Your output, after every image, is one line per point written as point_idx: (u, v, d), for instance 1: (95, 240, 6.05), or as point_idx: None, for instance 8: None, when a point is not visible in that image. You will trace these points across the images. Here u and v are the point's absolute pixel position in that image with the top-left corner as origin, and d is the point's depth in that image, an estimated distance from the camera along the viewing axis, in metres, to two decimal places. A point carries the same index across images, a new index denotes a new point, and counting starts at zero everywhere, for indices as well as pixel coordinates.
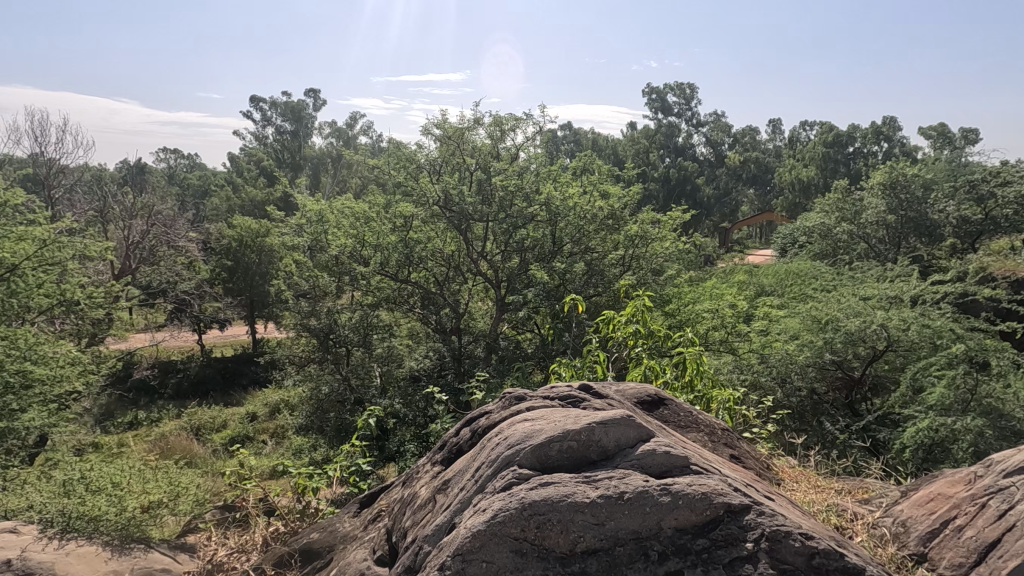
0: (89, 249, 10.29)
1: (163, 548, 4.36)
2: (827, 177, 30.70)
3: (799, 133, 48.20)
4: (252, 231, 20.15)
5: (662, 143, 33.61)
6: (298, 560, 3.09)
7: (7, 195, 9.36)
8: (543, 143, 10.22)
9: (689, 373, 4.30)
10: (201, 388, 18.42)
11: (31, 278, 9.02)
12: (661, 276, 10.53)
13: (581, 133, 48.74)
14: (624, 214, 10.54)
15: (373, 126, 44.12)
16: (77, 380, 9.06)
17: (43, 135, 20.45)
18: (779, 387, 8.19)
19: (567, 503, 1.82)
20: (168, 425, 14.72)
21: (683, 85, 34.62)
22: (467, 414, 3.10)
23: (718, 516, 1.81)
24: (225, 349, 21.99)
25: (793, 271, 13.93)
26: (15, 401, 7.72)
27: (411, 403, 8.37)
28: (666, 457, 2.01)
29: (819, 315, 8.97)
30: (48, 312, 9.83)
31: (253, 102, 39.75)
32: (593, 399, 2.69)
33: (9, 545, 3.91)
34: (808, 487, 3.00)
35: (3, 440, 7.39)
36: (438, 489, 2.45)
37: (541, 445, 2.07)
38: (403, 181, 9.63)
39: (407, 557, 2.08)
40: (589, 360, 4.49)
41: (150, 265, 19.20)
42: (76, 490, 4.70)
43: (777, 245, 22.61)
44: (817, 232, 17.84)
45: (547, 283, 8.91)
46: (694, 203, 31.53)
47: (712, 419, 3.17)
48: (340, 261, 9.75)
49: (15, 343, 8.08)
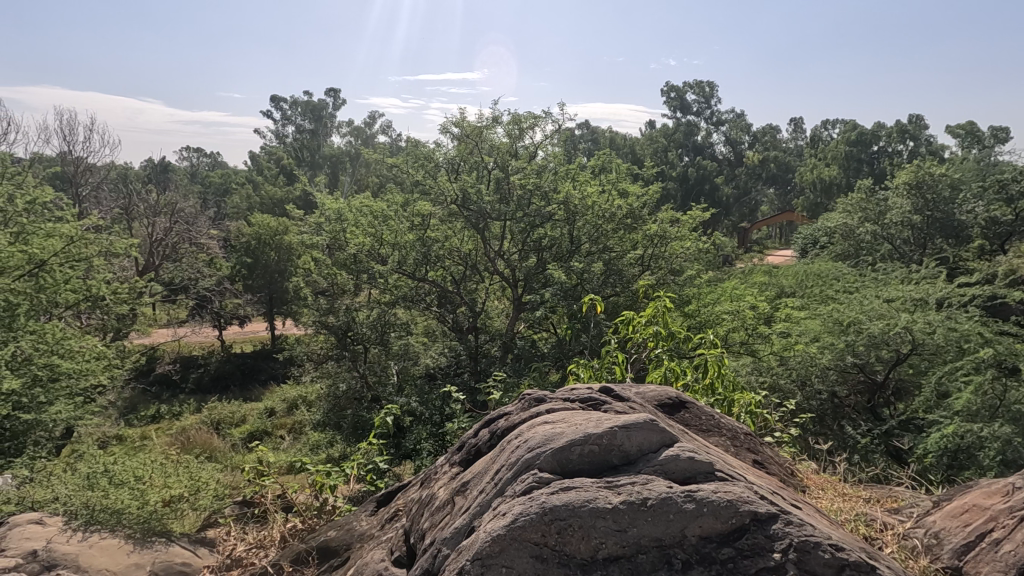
0: (114, 246, 10.48)
1: (184, 542, 4.41)
2: (850, 177, 30.12)
3: (820, 131, 47.41)
4: (270, 229, 20.32)
5: (681, 141, 33.21)
6: (315, 557, 3.10)
7: (37, 193, 9.59)
8: (562, 141, 10.12)
9: (709, 375, 4.16)
10: (221, 383, 18.69)
11: (59, 274, 9.19)
12: (680, 276, 10.39)
13: (598, 132, 48.51)
14: (643, 213, 10.41)
15: (391, 125, 44.45)
16: (102, 373, 9.23)
17: (71, 134, 20.90)
18: (799, 390, 8.03)
19: (588, 509, 1.79)
20: (189, 419, 14.97)
21: (703, 83, 34.25)
22: (485, 414, 3.07)
23: (744, 524, 1.76)
24: (245, 345, 22.30)
25: (814, 272, 13.68)
26: (42, 394, 7.88)
27: (428, 402, 8.39)
28: (691, 463, 1.96)
29: (840, 317, 8.81)
30: (75, 307, 10.04)
31: (274, 102, 40.48)
32: (615, 402, 2.65)
33: (35, 537, 4.02)
34: (834, 494, 2.92)
35: (31, 432, 7.59)
36: (456, 491, 2.43)
37: (561, 448, 2.03)
38: (422, 180, 9.65)
39: (426, 559, 2.06)
40: (607, 361, 4.42)
41: (173, 262, 19.57)
42: (100, 483, 4.77)
43: (798, 245, 22.25)
44: (839, 233, 17.48)
45: (565, 282, 8.83)
46: (713, 202, 31.23)
47: (735, 423, 3.10)
48: (358, 259, 9.80)
49: (44, 338, 8.26)
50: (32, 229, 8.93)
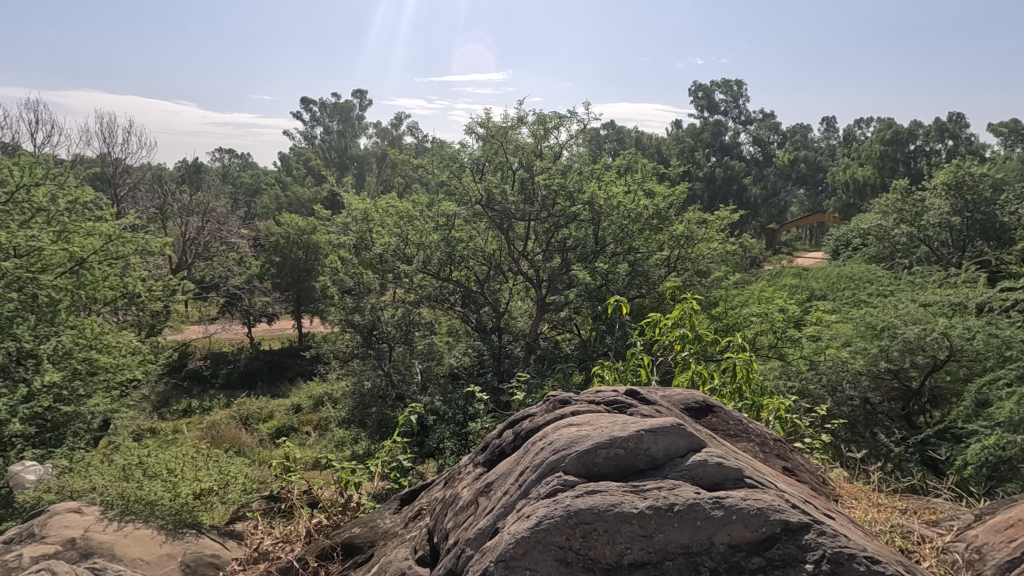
0: (150, 245, 10.82)
1: (213, 534, 4.50)
2: (885, 177, 29.27)
3: (854, 130, 46.21)
4: (299, 229, 20.71)
5: (708, 142, 32.77)
6: (340, 554, 3.16)
7: (78, 193, 9.95)
8: (587, 141, 10.05)
9: (737, 380, 4.07)
10: (250, 379, 19.10)
11: (98, 271, 9.47)
12: (706, 278, 10.27)
13: (623, 132, 48.27)
14: (670, 214, 10.31)
15: (417, 125, 44.85)
16: (137, 368, 9.49)
17: (110, 135, 21.73)
18: (829, 396, 7.92)
19: (613, 513, 1.77)
20: (219, 413, 15.35)
21: (730, 82, 33.66)
22: (509, 416, 3.05)
23: (775, 534, 1.72)
24: (273, 342, 22.77)
25: (846, 275, 13.32)
26: (81, 387, 8.13)
27: (451, 401, 8.44)
28: (719, 469, 1.92)
29: (874, 321, 8.59)
30: (113, 304, 10.38)
31: (304, 104, 41.44)
32: (640, 404, 2.61)
33: (73, 525, 4.16)
34: (868, 504, 2.84)
35: (71, 424, 7.83)
36: (480, 491, 2.42)
37: (586, 450, 2.02)
38: (447, 180, 9.70)
39: (449, 559, 2.06)
40: (632, 364, 4.35)
41: (205, 261, 20.10)
42: (134, 475, 4.93)
43: (830, 246, 21.71)
44: (873, 235, 16.97)
45: (589, 283, 8.75)
46: (741, 203, 30.74)
47: (764, 429, 3.02)
48: (383, 259, 9.92)
49: (84, 332, 8.55)
50: (74, 227, 9.28)
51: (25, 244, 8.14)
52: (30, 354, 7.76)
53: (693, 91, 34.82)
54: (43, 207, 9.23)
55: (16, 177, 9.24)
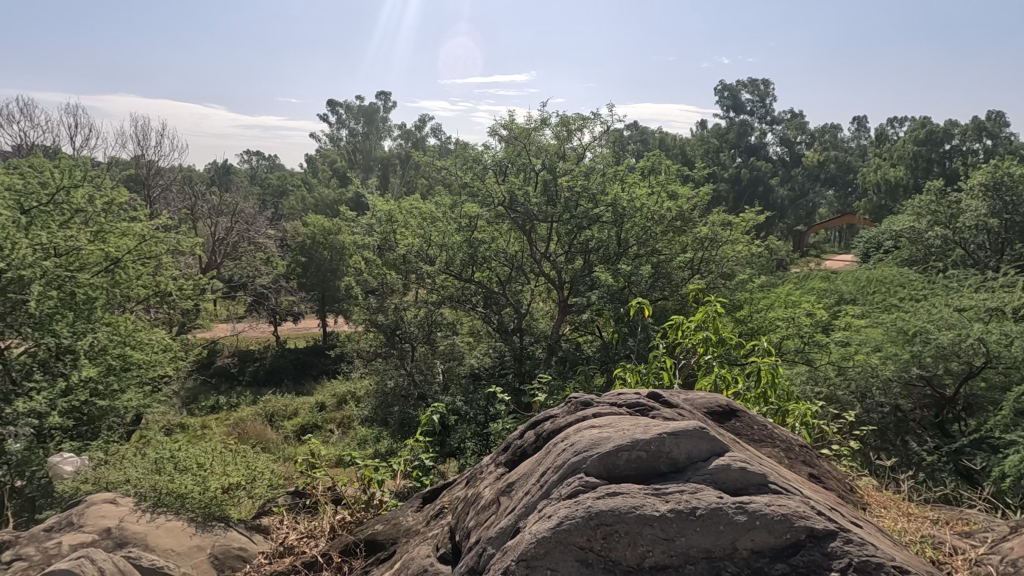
0: (181, 245, 11.15)
1: (241, 527, 4.60)
2: (919, 178, 28.45)
3: (887, 130, 45.02)
4: (324, 229, 21.08)
5: (734, 142, 32.35)
6: (363, 550, 3.21)
7: (114, 195, 10.28)
8: (611, 142, 10.02)
9: (762, 385, 4.03)
10: (275, 377, 19.45)
11: (132, 270, 9.76)
12: (731, 281, 10.11)
13: (647, 133, 47.97)
14: (693, 216, 10.25)
15: (441, 127, 45.22)
16: (168, 364, 9.75)
17: (145, 138, 22.50)
18: (858, 402, 7.71)
19: (635, 515, 1.77)
20: (246, 410, 15.69)
21: (757, 82, 33.13)
22: (531, 416, 3.05)
23: (799, 540, 1.71)
24: (298, 340, 23.16)
25: (876, 278, 13.00)
26: (116, 382, 8.39)
27: (473, 402, 8.48)
28: (742, 474, 1.91)
29: (905, 326, 8.40)
30: (146, 301, 10.69)
31: (331, 107, 42.23)
32: (663, 408, 2.59)
33: (109, 515, 4.30)
34: (898, 514, 2.77)
35: (105, 418, 8.12)
36: (501, 491, 2.44)
37: (608, 453, 2.02)
38: (469, 182, 9.76)
39: (471, 558, 2.08)
40: (655, 367, 4.32)
41: (233, 261, 20.59)
42: (166, 468, 5.09)
43: (861, 249, 21.18)
44: (906, 237, 16.48)
45: (612, 284, 8.73)
46: (767, 204, 30.25)
47: (789, 434, 2.97)
48: (407, 260, 10.00)
49: (118, 329, 8.80)
50: (110, 228, 9.62)
51: (65, 244, 8.44)
52: (68, 350, 8.03)
53: (719, 90, 34.36)
54: (81, 208, 9.59)
55: (56, 180, 9.57)
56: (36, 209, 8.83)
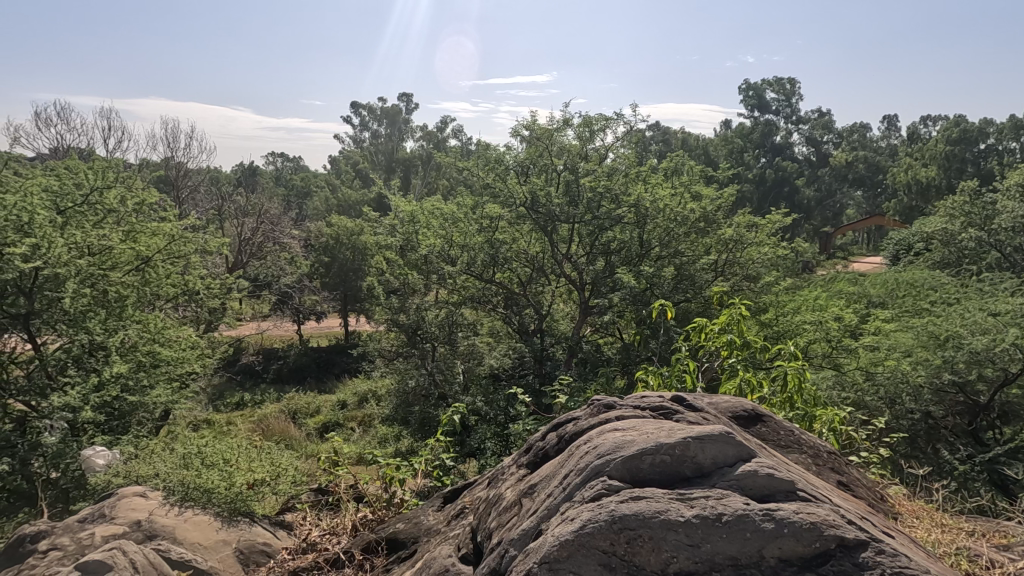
0: (208, 245, 11.40)
1: (265, 523, 4.68)
2: (952, 178, 27.65)
3: (918, 129, 43.82)
4: (347, 230, 21.32)
5: (758, 142, 31.85)
6: (384, 548, 3.23)
7: (145, 195, 10.53)
8: (633, 142, 9.93)
9: (788, 389, 3.92)
10: (299, 375, 19.73)
11: (161, 269, 9.98)
12: (756, 283, 9.94)
13: (669, 133, 47.60)
14: (717, 217, 10.13)
15: (462, 128, 45.36)
16: (195, 362, 9.94)
17: (174, 140, 23.07)
18: (887, 408, 7.55)
19: (659, 521, 1.75)
20: (269, 407, 15.95)
21: (783, 81, 32.55)
22: (552, 418, 3.03)
23: (829, 550, 1.67)
24: (321, 339, 23.51)
25: (906, 281, 12.65)
26: (146, 378, 8.61)
27: (493, 402, 8.50)
28: (769, 480, 1.87)
29: (937, 331, 8.16)
30: (174, 300, 10.93)
31: (355, 109, 42.82)
32: (687, 411, 2.56)
33: (139, 508, 4.41)
34: (932, 524, 2.68)
35: (135, 413, 8.31)
36: (524, 493, 2.43)
37: (631, 457, 2.00)
38: (491, 183, 9.77)
39: (492, 559, 2.08)
40: (676, 370, 4.24)
41: (259, 260, 20.98)
42: (194, 463, 5.21)
43: (890, 251, 20.64)
44: (938, 239, 16.03)
45: (635, 286, 8.69)
46: (792, 205, 29.72)
47: (817, 440, 2.90)
48: (429, 260, 10.05)
49: (148, 327, 9.02)
50: (141, 228, 9.87)
51: (98, 243, 8.66)
52: (100, 347, 8.24)
53: (744, 90, 33.84)
54: (113, 209, 9.85)
55: (90, 180, 9.83)
56: (71, 210, 9.02)
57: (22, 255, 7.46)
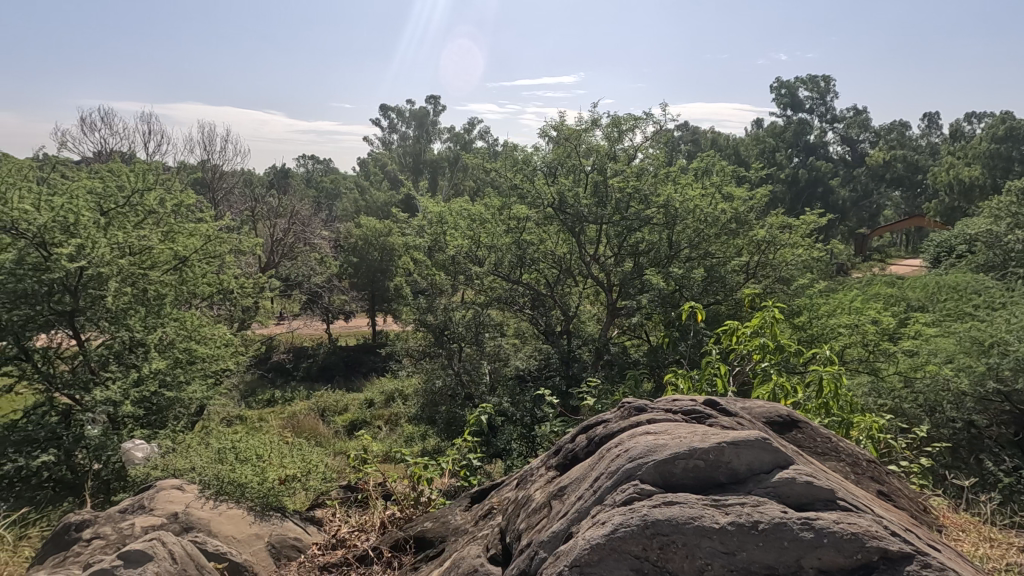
0: (242, 245, 11.69)
1: (296, 518, 4.77)
2: (997, 177, 26.53)
3: (961, 127, 42.19)
4: (376, 231, 21.61)
5: (791, 142, 31.15)
6: (413, 547, 3.26)
7: (183, 197, 10.84)
8: (663, 142, 9.81)
9: (823, 395, 3.80)
10: (328, 373, 20.07)
11: (198, 269, 10.26)
12: (789, 285, 9.71)
13: (698, 133, 46.86)
14: (749, 218, 9.93)
15: (489, 130, 45.51)
16: (230, 359, 10.20)
17: (210, 143, 23.74)
18: (927, 416, 7.22)
19: (692, 527, 1.71)
20: (299, 404, 16.27)
21: (817, 79, 31.71)
22: (581, 421, 3.01)
23: (872, 562, 1.61)
24: (349, 339, 23.87)
25: (948, 284, 12.19)
26: (183, 374, 8.87)
27: (519, 403, 8.51)
28: (808, 488, 1.82)
29: (981, 336, 7.84)
30: (209, 298, 11.24)
31: (383, 111, 43.40)
32: (721, 416, 2.50)
33: (177, 501, 4.55)
34: (979, 539, 2.58)
35: (172, 408, 8.56)
36: (553, 495, 2.41)
37: (664, 461, 1.96)
38: (519, 184, 9.78)
39: (522, 560, 2.07)
40: (707, 373, 4.15)
41: (290, 261, 21.43)
42: (228, 458, 5.34)
43: (931, 253, 19.87)
44: (983, 241, 15.40)
45: (663, 288, 8.62)
46: (827, 206, 28.94)
47: (856, 448, 2.81)
48: (456, 261, 10.09)
49: (185, 325, 9.28)
50: (179, 229, 10.17)
51: (138, 243, 8.96)
52: (140, 343, 8.52)
53: (776, 88, 33.09)
54: (153, 210, 10.19)
55: (131, 183, 10.16)
56: (113, 211, 9.36)
57: (68, 255, 7.77)
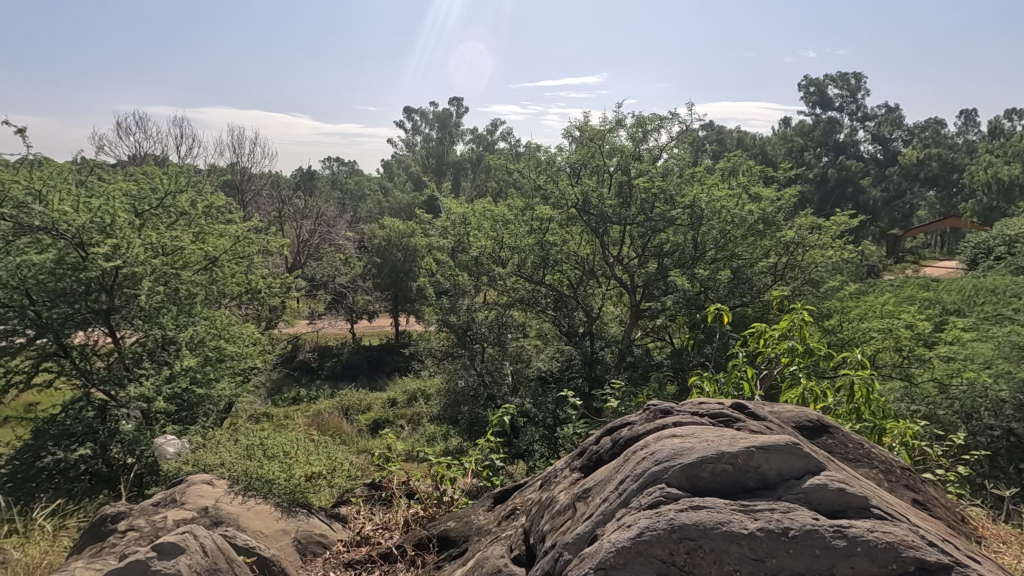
0: (270, 245, 11.92)
1: (321, 515, 4.83)
2: None
3: (1001, 124, 40.69)
4: (399, 232, 21.82)
5: (820, 141, 30.46)
6: (436, 546, 3.28)
7: (213, 198, 11.10)
8: (688, 142, 9.70)
9: (855, 400, 3.72)
10: (351, 372, 20.32)
11: (227, 269, 10.50)
12: (818, 288, 9.49)
13: (724, 133, 46.14)
14: (777, 219, 9.74)
15: (511, 131, 45.55)
16: (257, 357, 10.41)
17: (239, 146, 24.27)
18: (963, 423, 6.93)
19: (721, 532, 1.69)
20: (323, 403, 16.50)
21: (848, 76, 30.97)
22: (606, 422, 2.98)
23: (907, 572, 1.57)
24: (372, 338, 24.12)
25: (987, 287, 11.76)
26: (213, 372, 9.08)
27: (542, 404, 8.50)
28: (841, 495, 1.78)
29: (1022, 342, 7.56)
30: (238, 298, 11.48)
31: (407, 114, 43.81)
32: (749, 420, 2.46)
33: (207, 496, 4.65)
34: (1019, 552, 2.48)
35: (202, 404, 8.77)
36: (578, 496, 2.40)
37: (691, 464, 1.93)
38: (542, 184, 9.76)
39: (546, 561, 2.07)
40: (734, 376, 4.09)
41: (316, 261, 21.78)
42: (256, 455, 5.44)
43: (968, 255, 19.21)
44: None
45: (688, 290, 8.53)
46: (858, 206, 28.21)
47: (889, 455, 2.72)
48: (479, 262, 10.12)
49: (215, 323, 9.49)
50: (210, 230, 10.42)
51: (171, 244, 9.20)
52: (171, 341, 8.75)
53: (805, 86, 32.45)
54: (185, 211, 10.46)
55: (165, 185, 10.45)
56: (147, 212, 9.64)
57: (105, 254, 8.01)
